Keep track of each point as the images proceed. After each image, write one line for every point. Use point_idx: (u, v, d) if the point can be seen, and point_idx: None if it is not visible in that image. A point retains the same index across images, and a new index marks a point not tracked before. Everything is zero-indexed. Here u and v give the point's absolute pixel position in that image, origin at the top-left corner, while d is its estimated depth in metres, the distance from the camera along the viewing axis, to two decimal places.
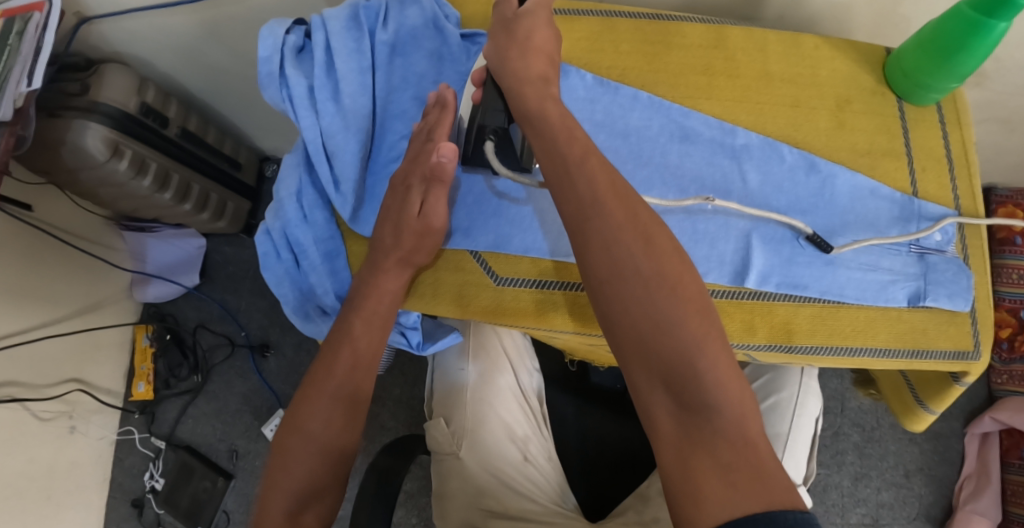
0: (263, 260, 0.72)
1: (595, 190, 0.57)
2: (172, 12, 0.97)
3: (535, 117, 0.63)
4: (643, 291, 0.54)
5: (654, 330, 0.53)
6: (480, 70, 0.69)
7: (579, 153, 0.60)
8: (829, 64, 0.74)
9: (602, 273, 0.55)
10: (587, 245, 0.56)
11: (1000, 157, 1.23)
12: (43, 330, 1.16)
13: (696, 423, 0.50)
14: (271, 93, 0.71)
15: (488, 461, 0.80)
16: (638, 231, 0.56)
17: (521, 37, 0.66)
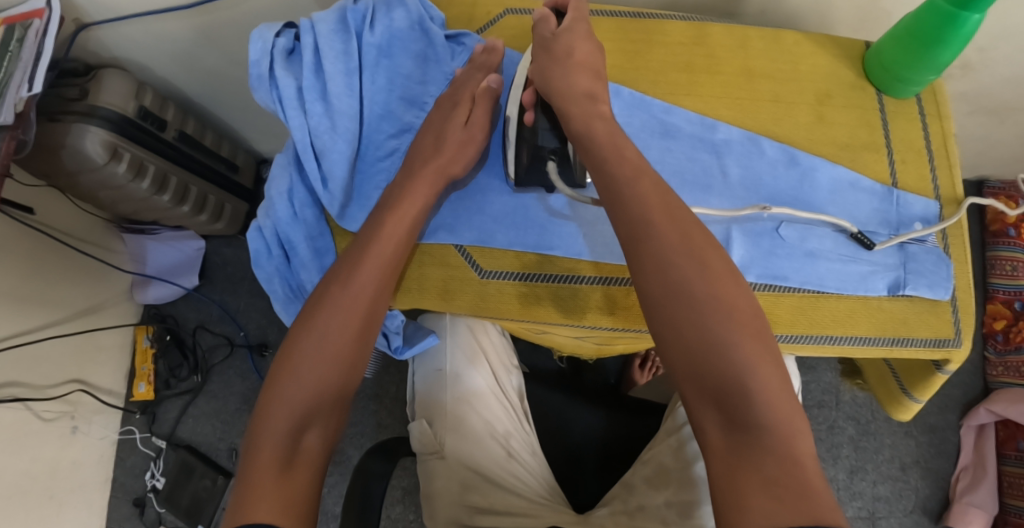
0: (255, 257, 0.73)
1: (648, 213, 0.58)
2: (168, 18, 0.98)
3: (583, 138, 0.63)
4: (700, 313, 0.54)
5: (708, 351, 0.53)
6: (530, 92, 0.68)
7: (630, 174, 0.60)
8: (809, 59, 0.75)
9: (657, 292, 0.56)
10: (643, 265, 0.57)
11: (992, 151, 1.25)
12: (44, 332, 1.17)
13: (745, 441, 0.50)
14: (262, 95, 0.72)
15: (468, 458, 0.82)
16: (696, 255, 0.56)
17: (563, 57, 0.65)
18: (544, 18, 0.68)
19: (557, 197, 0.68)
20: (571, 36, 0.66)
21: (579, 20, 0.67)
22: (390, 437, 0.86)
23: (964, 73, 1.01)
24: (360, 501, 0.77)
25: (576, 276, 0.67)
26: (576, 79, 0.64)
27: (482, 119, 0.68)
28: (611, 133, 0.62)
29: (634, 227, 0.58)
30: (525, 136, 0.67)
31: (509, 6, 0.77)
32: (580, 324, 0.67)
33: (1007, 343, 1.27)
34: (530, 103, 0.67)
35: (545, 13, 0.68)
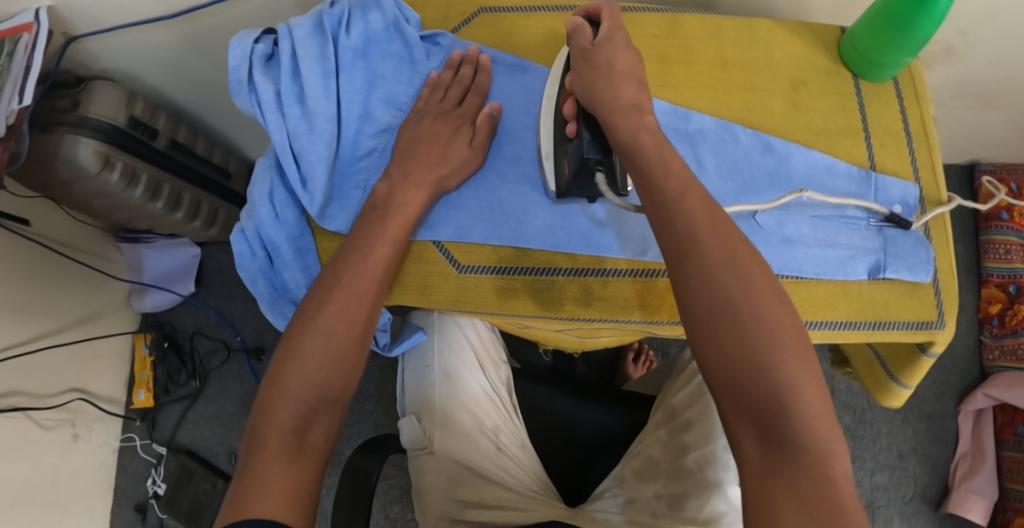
0: (238, 259, 0.73)
1: (695, 232, 0.55)
2: (154, 28, 0.99)
3: (628, 150, 0.59)
4: (747, 333, 0.52)
5: (748, 371, 0.52)
6: (570, 102, 0.65)
7: (677, 192, 0.57)
8: (783, 46, 0.75)
9: (700, 310, 0.54)
10: (685, 281, 0.55)
11: (982, 135, 1.25)
12: (44, 341, 1.19)
13: (781, 459, 0.50)
14: (241, 100, 0.73)
15: (457, 453, 0.83)
16: (743, 273, 0.54)
17: (605, 68, 0.61)
18: (579, 28, 0.65)
19: (597, 205, 0.68)
20: (612, 46, 0.62)
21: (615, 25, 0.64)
22: (377, 435, 0.86)
23: (948, 57, 1.01)
24: (351, 498, 0.78)
25: (553, 269, 0.67)
26: (623, 90, 0.60)
27: (479, 137, 0.68)
28: (657, 144, 0.59)
29: (680, 241, 0.56)
30: (566, 146, 0.65)
31: (483, 5, 0.77)
32: (559, 316, 0.68)
33: (1003, 327, 1.27)
34: (571, 115, 0.64)
35: (580, 23, 0.65)
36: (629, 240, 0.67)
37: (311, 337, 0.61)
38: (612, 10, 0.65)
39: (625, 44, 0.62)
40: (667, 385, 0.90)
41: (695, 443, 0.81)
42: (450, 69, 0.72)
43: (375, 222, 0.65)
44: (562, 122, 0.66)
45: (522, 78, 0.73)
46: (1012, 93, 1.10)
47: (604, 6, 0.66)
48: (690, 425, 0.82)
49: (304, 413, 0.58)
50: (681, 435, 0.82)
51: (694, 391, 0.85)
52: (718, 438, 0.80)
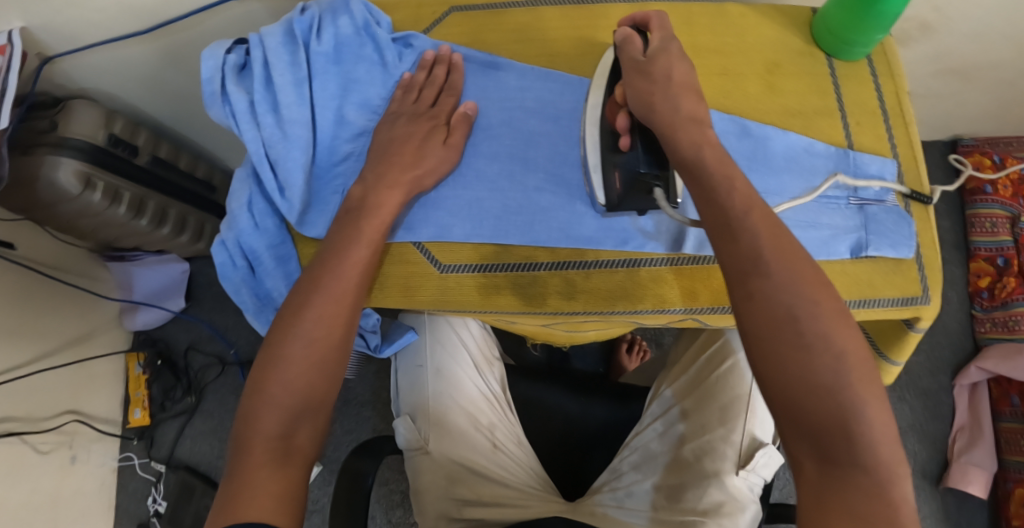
0: (221, 270, 0.73)
1: (760, 247, 0.53)
2: (129, 44, 0.98)
3: (689, 165, 0.58)
4: (811, 353, 0.51)
5: (811, 393, 0.50)
6: (623, 115, 0.64)
7: (741, 207, 0.55)
8: (755, 30, 0.75)
9: (762, 329, 0.52)
10: (743, 297, 0.53)
11: (963, 110, 1.25)
12: (37, 364, 1.18)
13: (841, 480, 0.49)
14: (216, 112, 0.72)
15: (453, 451, 0.83)
16: (808, 292, 0.52)
17: (662, 79, 0.61)
18: (627, 38, 0.64)
19: (647, 218, 0.67)
20: (668, 57, 0.62)
21: (661, 29, 0.64)
22: (373, 437, 0.86)
23: (923, 34, 1.01)
24: (348, 499, 0.77)
25: (534, 264, 0.67)
26: (682, 102, 0.60)
27: (454, 136, 0.68)
28: (721, 160, 0.58)
29: (745, 258, 0.53)
30: (619, 159, 0.64)
31: (454, 4, 0.77)
32: (543, 311, 0.67)
33: (993, 300, 1.28)
34: (626, 128, 0.63)
35: (629, 32, 0.64)
36: (609, 231, 0.67)
37: (294, 345, 0.60)
38: (662, 20, 0.65)
39: (677, 55, 0.63)
40: (659, 377, 0.93)
41: (692, 433, 0.82)
42: (422, 70, 0.72)
43: (353, 226, 0.65)
44: (613, 134, 0.65)
45: (495, 75, 0.73)
46: (989, 67, 1.10)
47: (653, 16, 0.65)
48: (686, 415, 0.84)
49: (289, 417, 0.58)
50: (677, 425, 0.83)
51: (689, 381, 0.87)
52: (715, 428, 0.81)
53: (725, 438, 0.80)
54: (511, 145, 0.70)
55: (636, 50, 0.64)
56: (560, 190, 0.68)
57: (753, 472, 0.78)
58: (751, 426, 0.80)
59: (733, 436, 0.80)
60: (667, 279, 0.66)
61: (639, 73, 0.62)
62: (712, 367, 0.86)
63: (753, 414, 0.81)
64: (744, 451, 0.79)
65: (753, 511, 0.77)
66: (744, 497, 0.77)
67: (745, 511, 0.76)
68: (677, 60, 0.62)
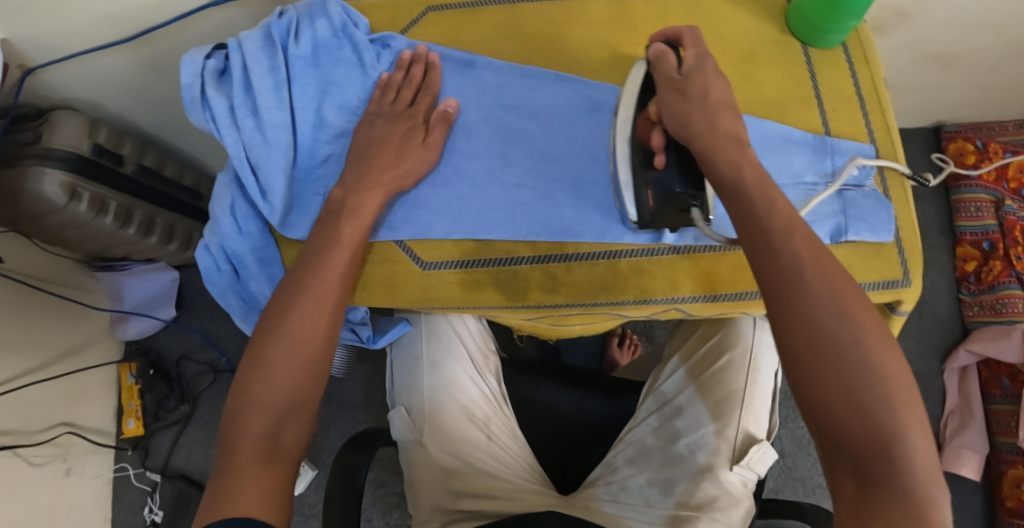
0: (205, 275, 0.73)
1: (803, 271, 0.54)
2: (110, 53, 0.98)
3: (728, 184, 0.59)
4: (855, 373, 0.52)
5: (854, 413, 0.51)
6: (658, 133, 0.64)
7: (782, 228, 0.55)
8: (730, 22, 0.75)
9: (805, 350, 0.53)
10: (786, 317, 0.53)
11: (945, 96, 1.26)
12: (28, 377, 1.18)
13: (879, 498, 0.50)
14: (196, 117, 0.72)
15: (448, 443, 0.84)
16: (849, 313, 0.53)
17: (699, 98, 0.61)
18: (662, 54, 0.65)
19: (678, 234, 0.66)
20: (704, 78, 0.62)
21: (694, 47, 0.65)
22: (368, 429, 0.86)
23: (901, 21, 1.02)
24: (342, 491, 0.77)
25: (515, 258, 0.68)
26: (719, 123, 0.61)
27: (433, 136, 0.68)
28: (760, 180, 0.58)
29: (788, 278, 0.54)
30: (652, 177, 0.63)
31: (430, 4, 0.78)
32: (525, 306, 0.68)
33: (980, 283, 1.30)
34: (661, 146, 0.63)
35: (663, 49, 0.65)
36: (589, 224, 0.67)
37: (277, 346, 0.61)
38: (695, 36, 0.65)
39: (713, 74, 0.63)
40: (655, 371, 0.92)
41: (686, 429, 0.82)
42: (400, 70, 0.72)
43: (333, 227, 0.65)
44: (645, 151, 0.64)
45: (473, 73, 0.73)
46: (967, 53, 1.11)
47: (686, 32, 0.65)
48: (681, 410, 0.84)
49: (275, 418, 0.59)
50: (672, 421, 0.83)
51: (684, 377, 0.87)
52: (709, 424, 0.81)
53: (718, 432, 0.81)
54: (490, 142, 0.70)
55: (672, 69, 0.64)
56: (540, 184, 0.69)
57: (747, 467, 0.79)
58: (745, 422, 0.81)
59: (726, 431, 0.81)
60: (649, 270, 0.67)
61: (677, 92, 0.62)
62: (708, 363, 0.86)
63: (748, 410, 0.82)
64: (738, 447, 0.80)
65: (748, 506, 0.78)
66: (738, 492, 0.78)
67: (738, 505, 0.77)
68: (716, 80, 0.62)
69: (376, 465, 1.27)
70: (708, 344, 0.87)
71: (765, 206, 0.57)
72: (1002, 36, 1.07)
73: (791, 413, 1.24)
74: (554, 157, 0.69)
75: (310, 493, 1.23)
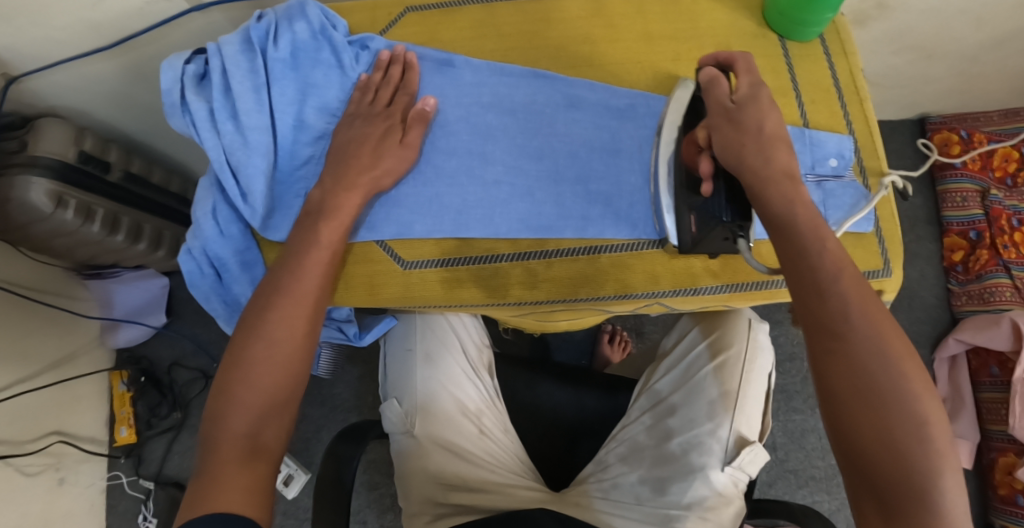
0: (188, 278, 0.73)
1: (849, 313, 0.54)
2: (93, 60, 0.97)
3: (779, 221, 0.57)
4: (891, 416, 0.52)
5: (888, 456, 0.51)
6: (706, 160, 0.61)
7: (832, 268, 0.55)
8: (707, 16, 0.75)
9: (845, 390, 0.53)
10: (829, 360, 0.54)
11: (928, 87, 1.26)
12: (19, 386, 1.17)
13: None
14: (176, 122, 0.72)
15: (441, 435, 0.83)
16: (894, 359, 0.53)
17: (755, 131, 0.59)
18: (713, 80, 0.63)
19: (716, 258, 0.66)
20: (757, 107, 0.60)
21: (748, 73, 0.62)
22: (360, 422, 0.87)
23: (880, 13, 1.02)
24: (333, 480, 0.78)
25: (496, 255, 0.68)
26: (774, 157, 0.59)
27: (411, 136, 0.68)
28: (814, 220, 0.57)
29: (834, 321, 0.54)
30: (697, 203, 0.62)
31: (409, 4, 0.78)
32: (507, 302, 0.68)
33: (968, 273, 1.30)
34: (708, 174, 0.61)
35: (715, 75, 0.63)
36: (569, 220, 0.67)
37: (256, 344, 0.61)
38: (748, 63, 0.62)
39: (769, 104, 0.60)
40: (649, 369, 0.92)
41: (679, 428, 0.81)
42: (379, 71, 0.72)
43: (312, 228, 0.65)
44: (690, 175, 0.63)
45: (452, 72, 0.73)
46: (949, 43, 1.11)
47: (739, 58, 0.63)
48: (675, 409, 0.83)
49: (255, 416, 0.59)
50: (665, 419, 0.83)
51: (678, 377, 0.86)
52: (703, 424, 0.80)
53: (712, 433, 0.79)
54: (469, 140, 0.70)
55: (724, 96, 0.61)
56: (519, 182, 0.69)
57: (739, 468, 0.77)
58: (738, 424, 0.79)
59: (721, 431, 0.79)
60: (629, 265, 0.67)
61: (730, 121, 0.60)
62: (702, 363, 0.84)
63: (741, 412, 0.80)
64: (730, 448, 0.78)
65: (738, 507, 0.77)
66: (730, 493, 0.78)
67: (729, 505, 0.77)
68: (772, 111, 0.60)
69: (368, 468, 1.27)
70: (702, 346, 0.86)
71: (818, 247, 0.56)
72: (983, 26, 1.07)
73: (781, 407, 1.24)
74: (533, 153, 0.70)
75: (303, 497, 1.23)
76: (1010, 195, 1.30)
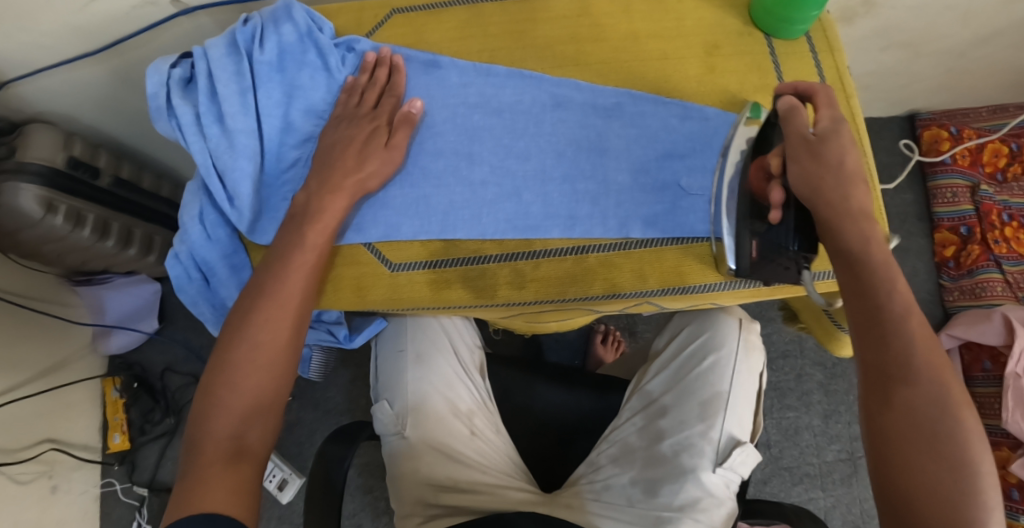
0: (175, 283, 0.73)
1: (913, 357, 0.56)
2: (81, 66, 0.97)
3: (852, 256, 0.58)
4: (938, 460, 0.53)
5: (932, 501, 0.52)
6: (778, 191, 0.60)
7: (901, 312, 0.57)
8: (693, 14, 0.74)
9: (897, 431, 0.55)
10: (885, 400, 0.56)
11: (917, 83, 1.27)
12: (10, 394, 1.17)
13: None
14: (163, 126, 0.72)
15: (432, 436, 0.83)
16: (949, 405, 0.54)
17: (836, 167, 0.59)
18: (794, 109, 0.60)
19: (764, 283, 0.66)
20: (837, 146, 0.60)
21: (826, 106, 0.61)
22: (350, 423, 0.86)
23: (867, 9, 1.02)
24: (323, 482, 0.78)
25: (484, 256, 0.68)
26: (851, 196, 0.59)
27: (396, 138, 0.68)
28: (890, 268, 0.58)
29: (895, 364, 0.56)
30: (761, 229, 0.61)
31: (395, 6, 0.77)
32: (495, 303, 0.68)
33: (960, 268, 1.31)
34: (780, 204, 0.60)
35: (797, 104, 0.60)
36: (556, 219, 0.67)
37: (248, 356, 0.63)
38: (828, 96, 0.62)
39: (847, 142, 0.60)
40: (641, 369, 0.91)
41: (671, 429, 0.81)
42: (366, 74, 0.72)
43: (296, 232, 0.65)
44: (758, 203, 0.61)
45: (438, 74, 0.73)
46: (937, 39, 1.12)
47: (818, 90, 0.62)
48: (666, 409, 0.83)
49: (238, 419, 0.60)
50: (657, 420, 0.83)
51: (669, 377, 0.86)
52: (694, 425, 0.80)
53: (703, 434, 0.79)
54: (456, 141, 0.70)
55: (805, 129, 0.60)
56: (505, 182, 0.69)
57: (731, 468, 0.78)
58: (729, 424, 0.80)
59: (711, 433, 0.79)
60: (617, 264, 0.67)
61: (811, 156, 0.59)
62: (693, 364, 0.84)
63: (731, 413, 0.80)
64: (722, 448, 0.79)
65: (730, 507, 0.78)
66: (722, 493, 0.78)
67: (721, 506, 0.77)
68: (852, 150, 0.60)
69: (362, 471, 1.27)
70: (692, 345, 0.86)
71: (891, 292, 0.57)
72: (971, 21, 1.08)
73: (775, 404, 1.24)
74: (520, 154, 0.70)
75: (298, 501, 1.23)
76: (1000, 190, 1.31)
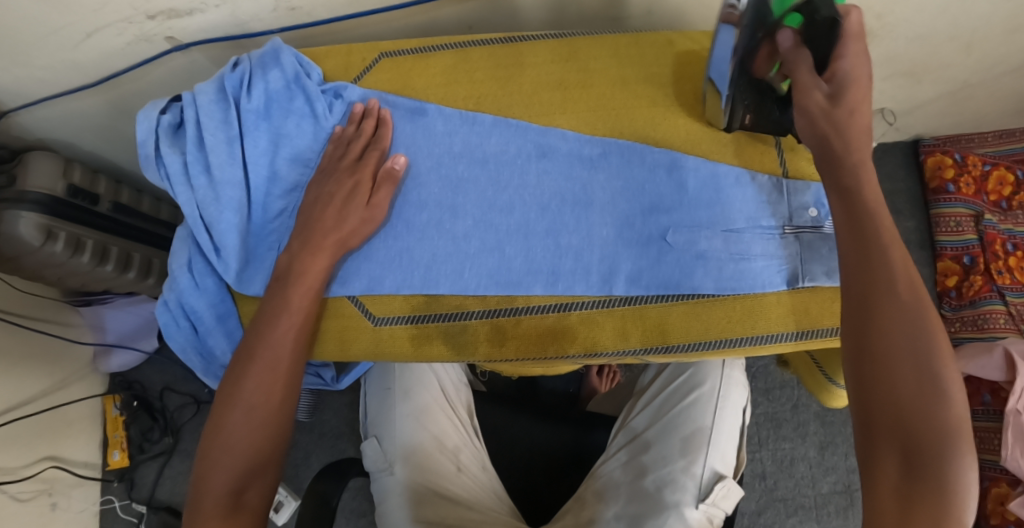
0: (164, 330, 0.74)
1: (892, 268, 0.55)
2: (78, 97, 0.97)
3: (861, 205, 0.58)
4: (914, 367, 0.53)
5: (912, 403, 0.53)
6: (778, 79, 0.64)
7: (881, 230, 0.57)
8: (683, 58, 0.73)
9: (877, 343, 0.54)
10: (869, 315, 0.55)
11: (921, 110, 1.25)
12: (13, 413, 1.18)
13: (922, 495, 0.51)
14: (152, 174, 0.72)
15: (419, 474, 0.83)
16: (929, 322, 0.54)
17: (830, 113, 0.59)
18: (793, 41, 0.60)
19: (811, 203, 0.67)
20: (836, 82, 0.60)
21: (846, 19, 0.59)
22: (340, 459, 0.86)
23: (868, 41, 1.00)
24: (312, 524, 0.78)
25: (465, 312, 0.68)
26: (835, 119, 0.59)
27: (377, 196, 0.68)
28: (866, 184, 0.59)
29: (873, 280, 0.56)
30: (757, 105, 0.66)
31: (383, 50, 0.77)
32: (475, 358, 0.69)
33: (961, 298, 1.28)
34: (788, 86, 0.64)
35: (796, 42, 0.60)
36: (538, 275, 0.67)
37: (234, 411, 0.63)
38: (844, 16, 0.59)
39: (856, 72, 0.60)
40: (627, 405, 0.92)
41: (653, 464, 0.81)
42: (352, 124, 0.72)
43: (281, 292, 0.66)
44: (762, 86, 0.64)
45: (423, 121, 0.73)
46: (940, 68, 1.10)
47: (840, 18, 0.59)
48: (649, 445, 0.83)
49: None
50: (640, 455, 0.82)
51: (653, 413, 0.86)
52: (676, 460, 0.80)
53: (685, 469, 0.79)
54: (439, 194, 0.70)
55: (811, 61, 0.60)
56: (488, 236, 0.69)
57: (713, 503, 0.78)
58: (711, 459, 0.80)
59: (693, 468, 0.79)
60: (599, 322, 0.67)
61: None
62: (676, 399, 0.85)
63: (714, 447, 0.81)
64: (704, 483, 0.79)
65: None
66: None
67: None
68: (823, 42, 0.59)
69: (356, 495, 1.27)
70: (675, 383, 0.87)
71: (869, 211, 0.58)
72: (974, 51, 1.06)
73: (770, 436, 1.23)
74: (503, 208, 0.70)
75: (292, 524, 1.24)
76: (1005, 219, 1.30)
